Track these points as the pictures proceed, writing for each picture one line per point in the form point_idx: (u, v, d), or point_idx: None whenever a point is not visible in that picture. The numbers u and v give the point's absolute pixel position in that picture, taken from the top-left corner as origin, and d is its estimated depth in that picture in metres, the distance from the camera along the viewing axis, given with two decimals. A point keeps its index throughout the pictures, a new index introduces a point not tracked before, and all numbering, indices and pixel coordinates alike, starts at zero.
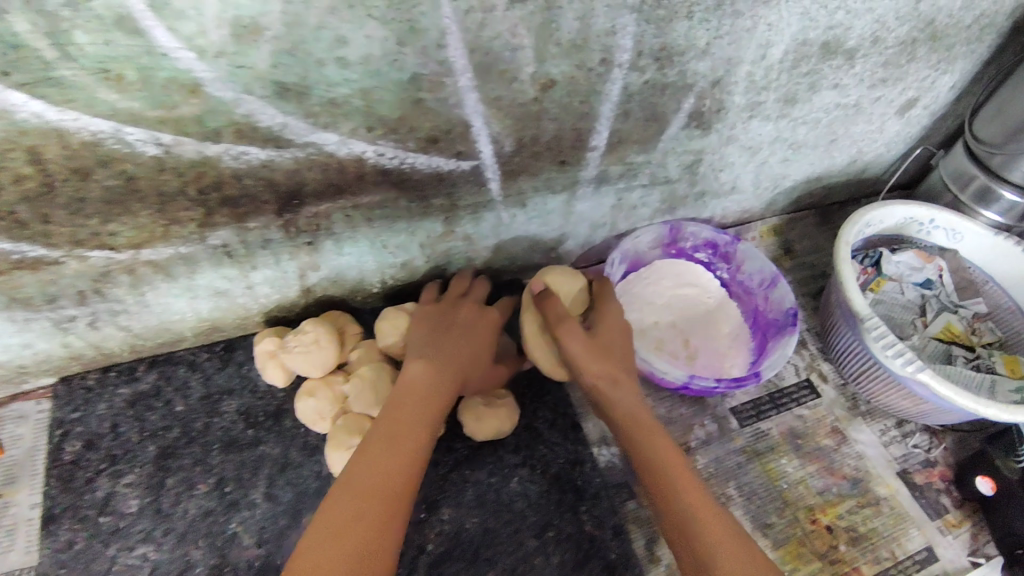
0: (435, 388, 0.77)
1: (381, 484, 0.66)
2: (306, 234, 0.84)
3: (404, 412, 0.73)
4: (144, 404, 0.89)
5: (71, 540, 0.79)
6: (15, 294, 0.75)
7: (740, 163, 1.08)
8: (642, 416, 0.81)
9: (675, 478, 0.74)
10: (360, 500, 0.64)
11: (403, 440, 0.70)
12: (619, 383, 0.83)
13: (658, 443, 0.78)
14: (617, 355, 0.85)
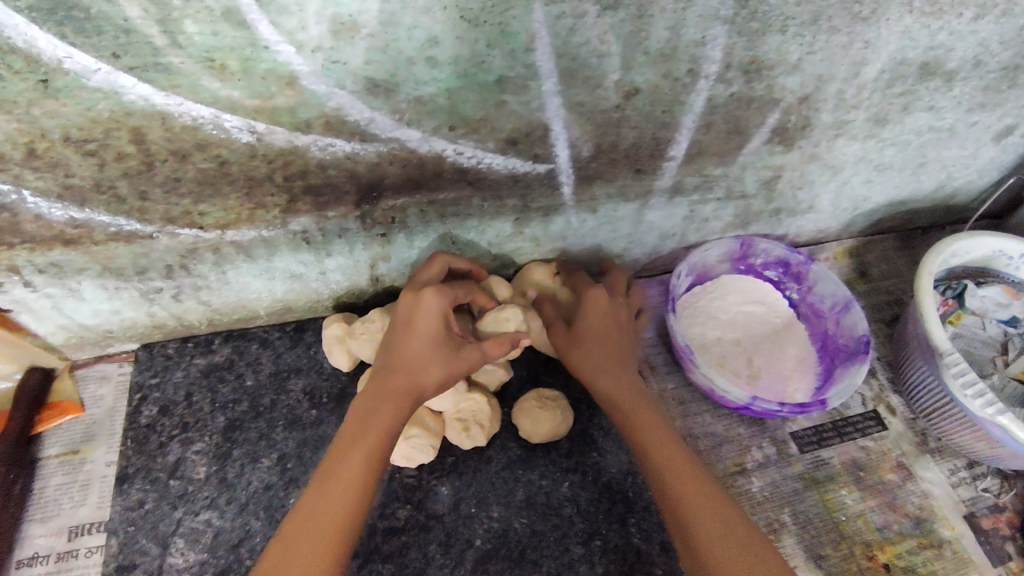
0: (401, 377, 0.75)
1: (345, 486, 0.69)
2: (381, 225, 0.86)
3: (369, 409, 0.74)
4: (218, 375, 0.93)
5: (141, 499, 0.83)
6: (109, 263, 0.80)
7: (820, 182, 1.04)
8: (634, 400, 0.84)
9: (674, 464, 0.78)
10: (331, 502, 0.68)
11: (363, 437, 0.72)
12: (615, 370, 0.86)
13: (653, 428, 0.82)
14: (611, 345, 0.88)
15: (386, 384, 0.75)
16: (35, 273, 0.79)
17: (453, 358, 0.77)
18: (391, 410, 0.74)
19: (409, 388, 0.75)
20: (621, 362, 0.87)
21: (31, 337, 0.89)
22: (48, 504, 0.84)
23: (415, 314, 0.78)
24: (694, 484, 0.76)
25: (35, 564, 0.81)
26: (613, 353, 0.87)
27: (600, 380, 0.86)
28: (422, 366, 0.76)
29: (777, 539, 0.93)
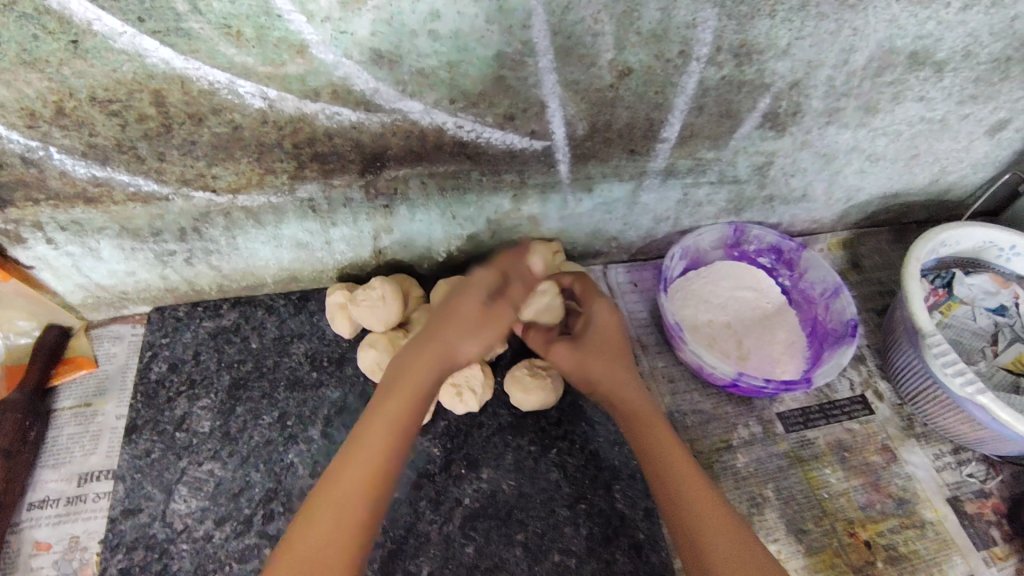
0: (433, 349, 0.79)
1: (366, 458, 0.71)
2: (384, 196, 0.90)
3: (395, 382, 0.78)
4: (224, 337, 0.98)
5: (148, 448, 0.87)
6: (126, 224, 0.85)
7: (813, 170, 1.07)
8: (642, 409, 0.85)
9: (680, 476, 0.78)
10: (351, 477, 0.70)
11: (387, 410, 0.75)
12: (621, 378, 0.87)
13: (659, 438, 0.82)
14: (611, 351, 0.89)
15: (420, 352, 0.79)
16: (58, 230, 0.84)
17: (485, 331, 0.82)
18: (417, 380, 0.77)
19: (437, 361, 0.79)
20: (621, 366, 0.88)
21: (51, 295, 0.94)
22: (60, 452, 0.89)
23: (463, 300, 0.82)
24: (699, 497, 0.76)
25: (46, 507, 0.85)
26: (613, 358, 0.88)
27: (607, 388, 0.87)
28: (454, 341, 0.80)
29: (760, 512, 0.95)
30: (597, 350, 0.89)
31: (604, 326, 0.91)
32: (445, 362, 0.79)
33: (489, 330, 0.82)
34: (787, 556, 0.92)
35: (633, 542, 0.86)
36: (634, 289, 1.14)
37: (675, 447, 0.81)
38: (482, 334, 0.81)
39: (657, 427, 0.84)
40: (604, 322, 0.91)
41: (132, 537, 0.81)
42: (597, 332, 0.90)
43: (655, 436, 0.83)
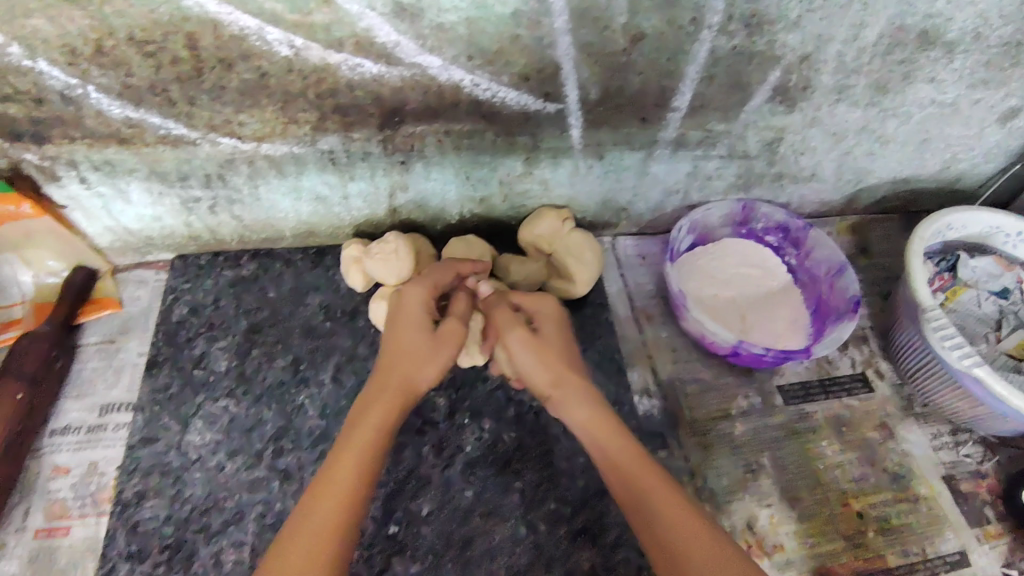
0: (398, 386, 0.78)
1: (332, 499, 0.67)
2: (401, 152, 0.93)
3: (356, 422, 0.75)
4: (243, 285, 1.02)
5: (168, 383, 0.91)
6: (155, 167, 0.89)
7: (823, 149, 1.09)
8: (605, 425, 0.79)
9: (653, 495, 0.72)
10: (318, 517, 0.66)
11: (348, 448, 0.71)
12: (577, 391, 0.81)
13: (625, 456, 0.76)
14: (568, 362, 0.84)
15: (377, 391, 0.77)
16: (91, 170, 0.88)
17: (439, 360, 0.80)
18: (382, 419, 0.75)
19: (399, 399, 0.77)
20: (580, 381, 0.82)
21: (81, 236, 0.98)
22: (83, 384, 0.93)
23: (406, 332, 0.81)
24: (676, 513, 0.70)
25: (67, 434, 0.89)
26: (570, 370, 0.83)
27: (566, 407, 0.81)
28: (416, 368, 0.79)
29: (754, 479, 0.97)
30: (560, 357, 0.84)
31: (563, 344, 0.85)
32: (410, 393, 0.79)
33: (441, 366, 0.80)
34: (779, 521, 0.94)
35: None
36: (641, 262, 1.16)
37: (642, 460, 0.75)
38: (435, 365, 0.80)
39: (618, 441, 0.77)
40: (552, 335, 0.86)
41: (148, 463, 0.85)
42: (543, 343, 0.84)
43: (619, 453, 0.76)
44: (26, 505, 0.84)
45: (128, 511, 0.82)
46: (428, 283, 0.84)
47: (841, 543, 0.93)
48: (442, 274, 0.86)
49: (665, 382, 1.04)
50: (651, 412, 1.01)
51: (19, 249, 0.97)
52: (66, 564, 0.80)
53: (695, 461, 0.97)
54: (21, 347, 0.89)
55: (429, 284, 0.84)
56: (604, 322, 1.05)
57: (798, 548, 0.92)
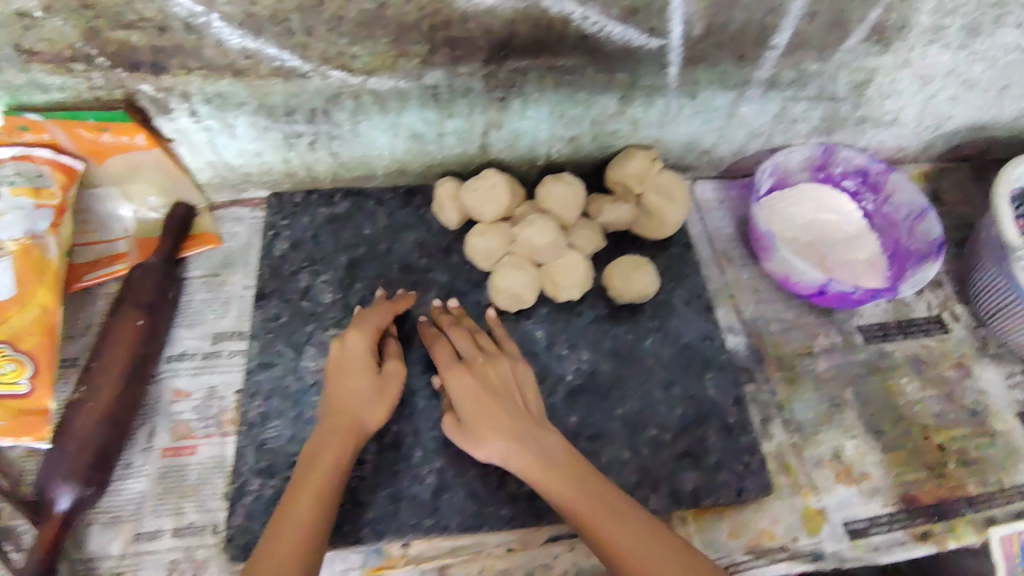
0: (344, 419, 0.79)
1: (296, 528, 0.70)
2: (502, 88, 0.94)
3: (313, 454, 0.77)
4: (340, 222, 1.04)
5: (277, 313, 0.95)
6: (265, 100, 0.90)
7: (909, 93, 1.09)
8: (533, 459, 0.76)
9: (610, 527, 0.71)
10: (280, 548, 0.68)
11: (305, 479, 0.74)
12: (523, 438, 0.77)
13: (575, 494, 0.74)
14: (509, 410, 0.79)
15: (330, 428, 0.79)
16: (202, 103, 0.89)
17: (393, 389, 0.84)
18: (337, 449, 0.77)
19: (353, 423, 0.79)
20: (533, 426, 0.79)
21: (183, 170, 0.99)
22: (193, 314, 0.97)
23: (349, 376, 0.82)
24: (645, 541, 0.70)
25: (183, 359, 0.93)
26: (519, 417, 0.79)
27: (524, 457, 0.76)
28: (363, 407, 0.80)
29: (838, 412, 1.00)
30: (497, 415, 0.79)
31: (505, 377, 0.83)
32: (361, 424, 0.80)
33: (393, 395, 0.84)
34: (864, 451, 0.97)
35: (723, 424, 0.94)
36: (719, 206, 1.18)
37: (593, 493, 0.74)
38: (387, 394, 0.83)
39: (566, 480, 0.75)
40: (503, 370, 0.83)
41: (268, 387, 0.90)
42: (482, 386, 0.81)
43: (575, 499, 0.73)
44: (150, 426, 0.88)
45: (254, 430, 0.87)
46: (370, 328, 0.87)
47: (924, 473, 0.97)
48: (378, 316, 0.89)
49: (748, 320, 1.07)
50: (739, 348, 1.04)
51: (122, 183, 0.97)
52: (196, 480, 0.85)
53: (781, 394, 1.01)
54: (137, 277, 0.92)
55: (372, 329, 0.87)
56: (690, 262, 1.07)
57: (883, 477, 0.96)
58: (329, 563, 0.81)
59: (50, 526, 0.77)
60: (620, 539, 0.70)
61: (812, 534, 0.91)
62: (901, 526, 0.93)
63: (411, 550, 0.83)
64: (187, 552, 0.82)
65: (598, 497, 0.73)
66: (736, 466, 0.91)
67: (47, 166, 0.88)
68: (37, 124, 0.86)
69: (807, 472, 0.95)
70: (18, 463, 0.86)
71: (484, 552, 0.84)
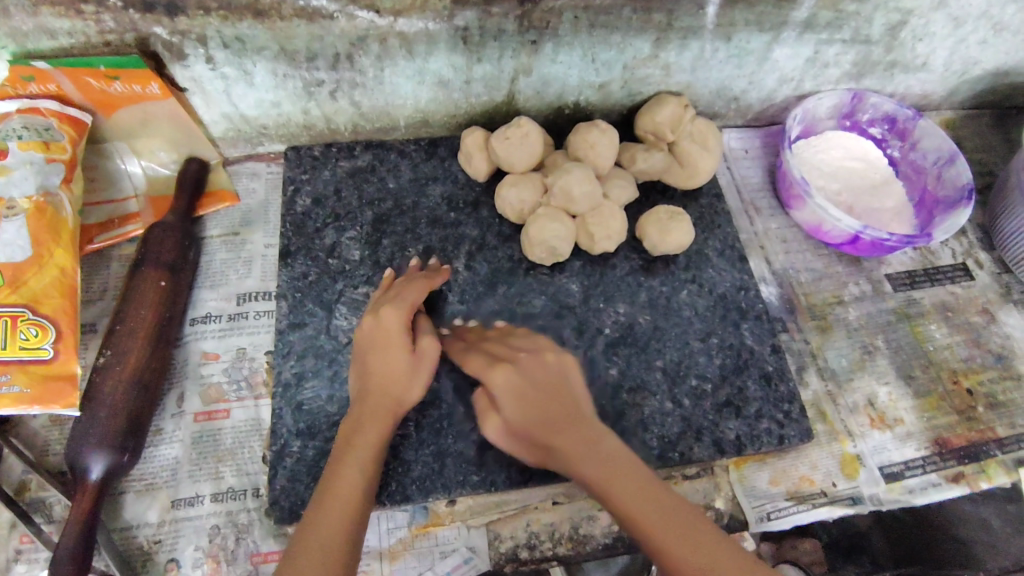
0: (382, 400, 0.77)
1: (340, 507, 0.68)
2: (535, 31, 0.90)
3: (355, 433, 0.75)
4: (362, 176, 1.00)
5: (306, 271, 0.91)
6: (286, 45, 0.84)
7: (941, 36, 1.06)
8: (548, 418, 0.74)
9: (618, 486, 0.68)
10: (324, 528, 0.67)
11: (348, 459, 0.73)
12: (544, 411, 0.74)
13: (585, 455, 0.71)
14: (540, 393, 0.75)
15: (368, 407, 0.77)
16: (219, 48, 0.83)
17: (427, 369, 0.80)
18: (378, 433, 0.75)
19: (393, 405, 0.77)
20: (545, 394, 0.75)
21: (196, 123, 0.94)
22: (216, 275, 0.93)
23: (385, 354, 0.79)
24: (653, 507, 0.67)
25: (209, 322, 0.90)
26: (554, 400, 0.75)
27: (535, 429, 0.74)
28: (402, 388, 0.78)
29: (871, 359, 1.00)
30: (516, 400, 0.75)
31: (548, 373, 0.77)
32: (399, 406, 0.78)
33: (427, 375, 0.80)
34: (897, 397, 0.98)
35: (762, 373, 0.93)
36: (745, 155, 1.16)
37: (605, 455, 0.71)
38: (421, 374, 0.80)
39: (576, 440, 0.72)
40: (549, 368, 0.78)
41: (301, 346, 0.86)
42: (530, 378, 0.76)
43: (583, 461, 0.71)
44: (180, 390, 0.85)
45: (291, 391, 0.83)
46: (405, 303, 0.82)
47: (954, 416, 0.98)
48: (415, 292, 0.85)
49: (779, 271, 1.06)
50: (771, 298, 1.04)
51: (131, 138, 0.92)
52: (233, 444, 0.83)
53: (815, 343, 1.01)
54: (155, 236, 0.88)
55: (408, 304, 0.83)
56: (721, 212, 1.05)
57: (916, 422, 0.97)
58: (375, 522, 0.81)
59: (86, 495, 0.73)
60: (626, 500, 0.67)
61: (849, 479, 0.92)
62: (934, 468, 0.94)
63: (457, 507, 0.83)
64: (229, 517, 0.79)
65: (605, 460, 0.70)
66: (776, 414, 0.91)
67: (54, 118, 0.83)
68: (44, 73, 0.80)
69: (842, 419, 0.96)
70: (42, 432, 0.82)
71: (531, 506, 0.83)
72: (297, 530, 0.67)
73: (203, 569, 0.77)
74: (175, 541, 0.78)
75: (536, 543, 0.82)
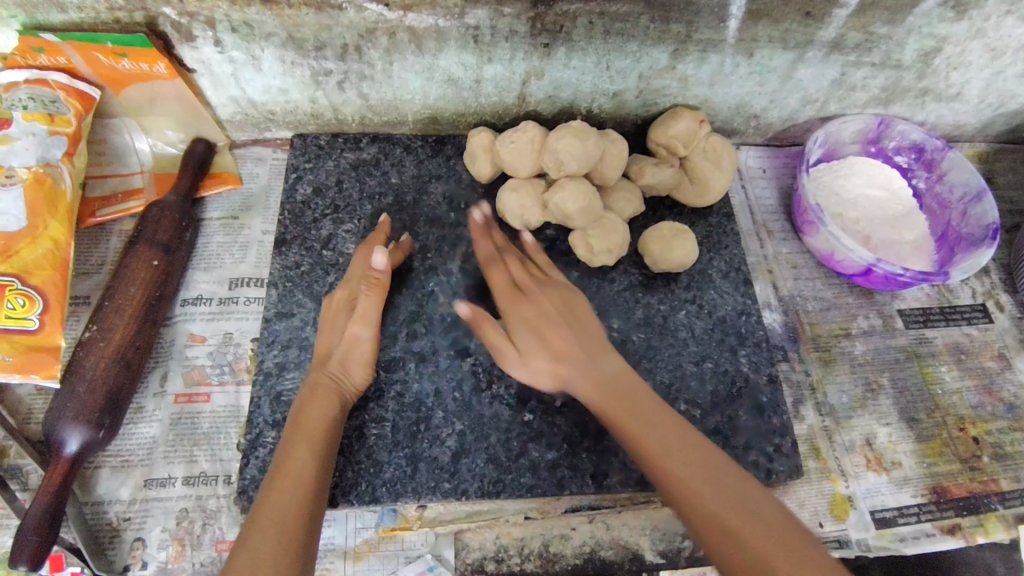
0: (325, 379, 0.78)
1: (289, 489, 0.68)
2: (547, 34, 0.88)
3: (300, 415, 0.75)
4: (365, 169, 0.99)
5: (299, 261, 0.91)
6: (295, 32, 0.83)
7: (977, 66, 1.01)
8: (621, 402, 0.72)
9: (658, 429, 0.69)
10: (277, 506, 0.67)
11: (296, 438, 0.73)
12: (623, 390, 0.73)
13: (662, 434, 0.69)
14: (579, 342, 0.78)
15: (311, 386, 0.77)
16: (228, 31, 0.83)
17: (360, 353, 0.80)
18: (323, 412, 0.75)
19: (333, 385, 0.77)
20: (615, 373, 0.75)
21: (204, 104, 0.94)
22: (210, 257, 0.94)
23: (327, 334, 0.81)
24: (690, 455, 0.67)
25: (199, 304, 0.91)
26: (580, 337, 0.78)
27: (609, 407, 0.73)
28: (342, 367, 0.79)
29: (873, 398, 0.97)
30: (577, 343, 0.77)
31: (563, 304, 0.81)
32: (340, 387, 0.78)
33: (363, 359, 0.80)
34: (897, 440, 0.94)
35: (755, 403, 0.90)
36: (762, 175, 1.12)
37: (698, 453, 0.67)
38: (355, 356, 0.79)
39: (683, 452, 0.67)
40: (557, 300, 0.81)
41: (286, 337, 0.86)
42: (536, 306, 0.81)
43: (653, 433, 0.69)
44: (163, 370, 0.86)
45: (271, 381, 0.83)
46: (350, 283, 0.84)
47: (956, 465, 0.94)
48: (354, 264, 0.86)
49: (786, 298, 1.03)
50: (774, 324, 1.01)
51: (139, 115, 0.93)
52: (209, 429, 0.83)
53: (815, 375, 0.97)
54: (153, 215, 0.88)
55: (354, 281, 0.84)
56: (730, 232, 1.02)
57: (915, 467, 0.93)
58: (343, 521, 0.82)
59: (58, 467, 0.74)
60: (704, 484, 0.64)
61: (837, 521, 0.89)
62: (930, 517, 0.90)
63: (427, 513, 0.82)
64: (198, 502, 0.80)
65: (657, 418, 0.70)
66: (766, 447, 0.88)
67: (62, 91, 0.84)
68: (54, 45, 0.81)
69: (837, 457, 0.92)
70: (26, 400, 0.84)
71: (502, 518, 0.82)
72: (253, 509, 0.67)
73: (168, 551, 0.78)
74: (144, 520, 0.79)
75: (503, 557, 0.82)
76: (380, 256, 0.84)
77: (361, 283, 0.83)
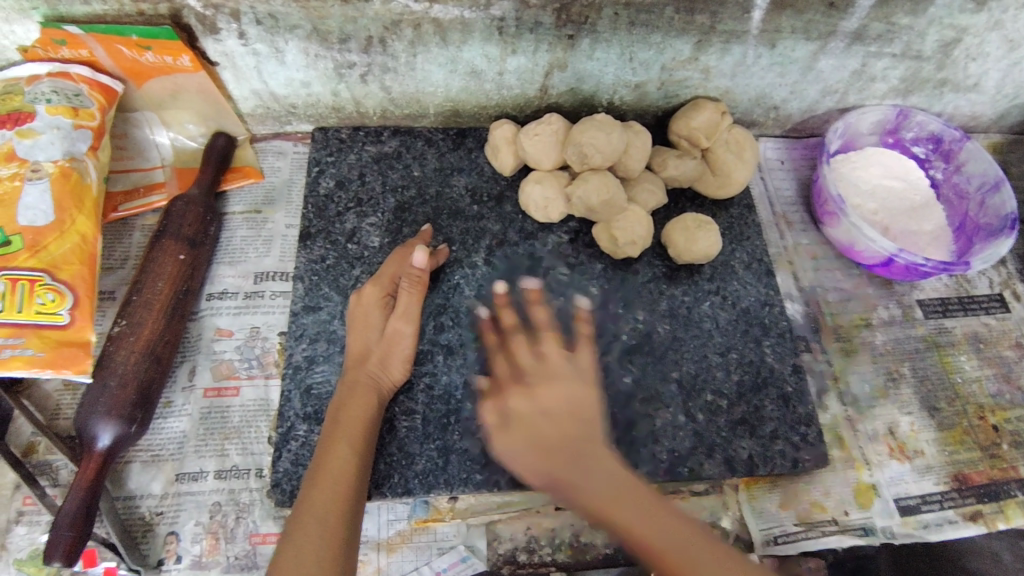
0: (364, 377, 0.78)
1: (332, 485, 0.68)
2: (572, 25, 0.87)
3: (340, 411, 0.75)
4: (387, 163, 0.99)
5: (324, 255, 0.91)
6: (319, 24, 0.83)
7: (995, 57, 1.02)
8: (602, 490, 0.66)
9: (665, 530, 0.64)
10: (318, 503, 0.67)
11: (337, 435, 0.73)
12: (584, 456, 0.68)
13: (632, 511, 0.65)
14: (574, 432, 0.69)
15: (349, 383, 0.78)
16: (252, 24, 0.82)
17: (400, 350, 0.80)
18: (362, 411, 0.75)
19: (371, 382, 0.78)
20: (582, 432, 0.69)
21: (226, 97, 0.94)
22: (235, 251, 0.94)
23: (361, 332, 0.81)
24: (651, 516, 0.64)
25: (225, 298, 0.91)
26: (573, 429, 0.69)
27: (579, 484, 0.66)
28: (380, 364, 0.79)
29: (894, 387, 0.97)
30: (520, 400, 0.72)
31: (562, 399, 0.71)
32: (379, 382, 0.79)
33: (403, 356, 0.80)
34: (919, 429, 0.95)
35: (781, 393, 0.90)
36: (780, 166, 1.13)
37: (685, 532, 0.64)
38: (396, 354, 0.80)
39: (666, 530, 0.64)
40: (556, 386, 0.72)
41: (314, 330, 0.86)
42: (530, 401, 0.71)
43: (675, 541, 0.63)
44: (191, 364, 0.86)
45: (300, 373, 0.83)
46: (385, 279, 0.84)
47: (978, 453, 0.94)
48: (395, 262, 0.86)
49: (807, 288, 1.03)
50: (796, 315, 1.01)
51: (160, 109, 0.92)
52: (239, 423, 0.84)
53: (837, 365, 0.98)
54: (177, 209, 0.87)
55: (387, 278, 0.84)
56: (752, 223, 1.02)
57: (937, 455, 0.94)
58: (376, 513, 0.82)
59: (91, 462, 0.73)
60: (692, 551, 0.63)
61: (862, 509, 0.90)
62: (952, 505, 0.91)
63: (458, 504, 0.83)
64: (230, 495, 0.80)
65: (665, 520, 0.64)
66: (792, 437, 0.88)
67: (85, 85, 0.83)
68: (76, 38, 0.81)
69: (860, 446, 0.93)
70: (54, 395, 0.84)
71: (532, 510, 0.83)
72: (296, 504, 0.68)
73: (202, 544, 0.78)
74: (177, 514, 0.79)
75: (535, 547, 0.83)
76: (421, 254, 0.85)
77: (401, 280, 0.83)
